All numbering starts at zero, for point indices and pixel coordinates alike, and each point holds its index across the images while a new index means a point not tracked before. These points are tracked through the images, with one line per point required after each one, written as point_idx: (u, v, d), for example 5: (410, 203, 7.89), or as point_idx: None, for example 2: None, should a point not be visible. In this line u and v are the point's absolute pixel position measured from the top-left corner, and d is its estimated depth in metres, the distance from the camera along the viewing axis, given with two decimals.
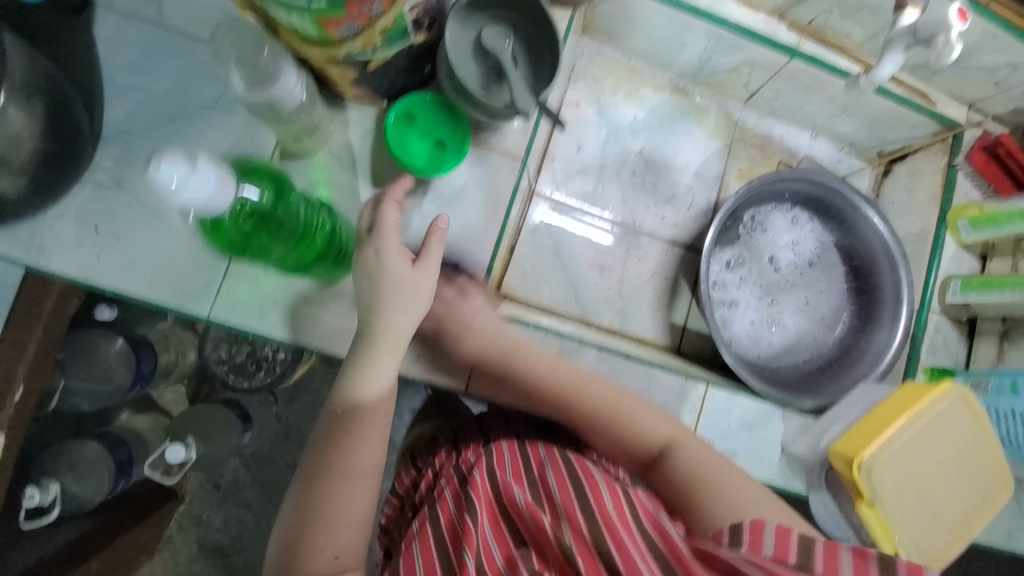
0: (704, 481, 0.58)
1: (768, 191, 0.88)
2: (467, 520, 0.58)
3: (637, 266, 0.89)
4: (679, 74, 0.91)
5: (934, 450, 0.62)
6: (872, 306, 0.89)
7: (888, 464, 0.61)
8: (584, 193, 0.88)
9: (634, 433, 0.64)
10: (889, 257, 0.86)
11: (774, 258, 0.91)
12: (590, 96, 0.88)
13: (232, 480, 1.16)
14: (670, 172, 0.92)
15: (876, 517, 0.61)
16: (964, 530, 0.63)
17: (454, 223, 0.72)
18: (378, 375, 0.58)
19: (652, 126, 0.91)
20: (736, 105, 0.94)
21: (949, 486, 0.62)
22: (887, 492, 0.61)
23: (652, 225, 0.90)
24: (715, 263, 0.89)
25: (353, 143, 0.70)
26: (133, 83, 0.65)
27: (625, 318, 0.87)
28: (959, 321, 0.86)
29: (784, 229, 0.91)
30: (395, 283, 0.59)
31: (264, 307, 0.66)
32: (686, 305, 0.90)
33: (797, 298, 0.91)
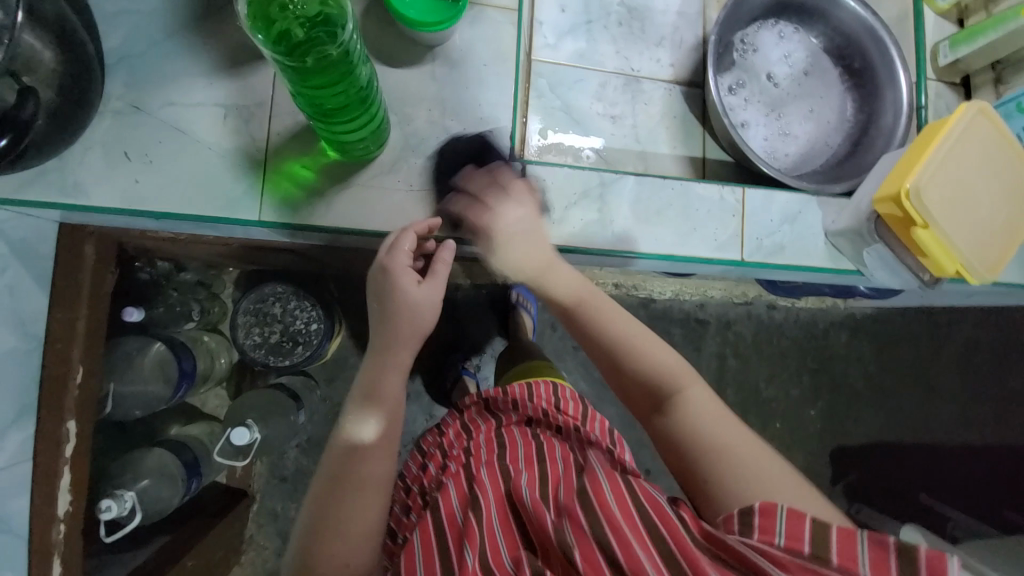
0: (723, 452, 0.52)
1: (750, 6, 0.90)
2: (471, 518, 0.54)
3: (645, 110, 0.91)
4: None
5: (969, 166, 0.66)
6: (872, 93, 0.92)
7: (933, 185, 0.65)
8: (578, 52, 0.89)
9: (657, 372, 0.59)
10: (875, 38, 0.89)
11: (771, 72, 0.94)
12: None
13: (297, 469, 1.09)
14: (654, 15, 0.93)
15: (932, 241, 0.65)
16: (1007, 235, 0.68)
17: (470, 85, 0.74)
18: (396, 378, 0.62)
19: None
20: None
21: (989, 195, 0.67)
22: (939, 211, 0.65)
23: (650, 69, 0.92)
24: (719, 88, 0.91)
25: (352, 27, 0.71)
26: (124, 9, 0.66)
27: (646, 161, 0.90)
28: (955, 84, 0.91)
29: (773, 44, 0.94)
30: (406, 303, 0.61)
31: (312, 197, 0.68)
32: (700, 138, 0.93)
33: (802, 103, 0.94)
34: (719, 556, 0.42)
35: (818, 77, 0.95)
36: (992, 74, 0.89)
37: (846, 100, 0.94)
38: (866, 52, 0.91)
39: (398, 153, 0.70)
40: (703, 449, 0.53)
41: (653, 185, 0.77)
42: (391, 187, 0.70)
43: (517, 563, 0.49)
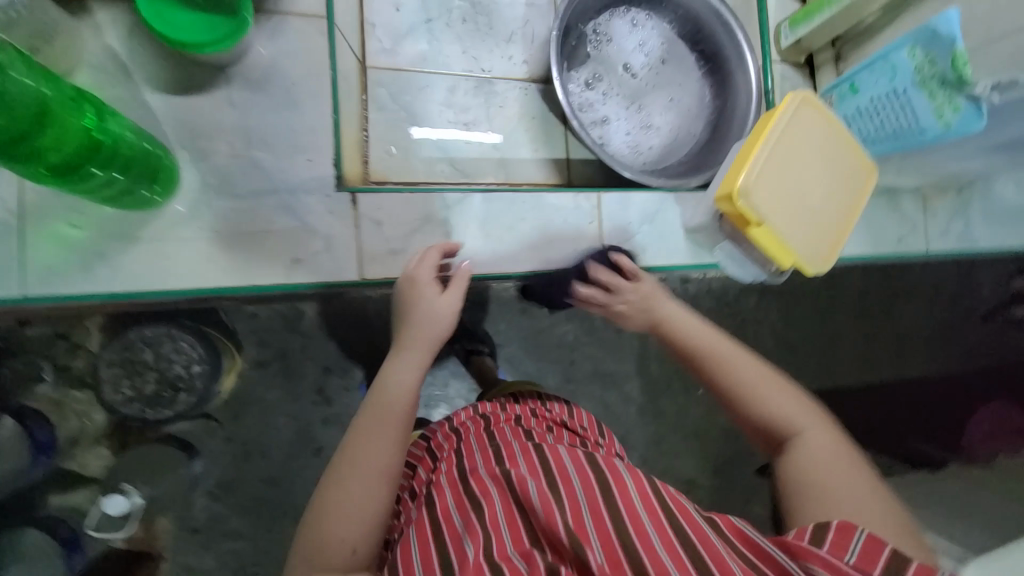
0: (818, 472, 0.47)
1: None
2: (471, 516, 0.45)
3: (502, 113, 0.85)
4: None
5: (796, 158, 0.65)
6: (726, 79, 0.91)
7: (762, 183, 0.64)
8: (420, 56, 0.81)
9: (754, 378, 0.56)
10: (723, 23, 0.87)
11: (627, 64, 0.91)
12: None
13: (209, 517, 0.86)
14: (501, 9, 0.86)
15: (767, 237, 0.65)
16: (841, 221, 0.69)
17: (275, 108, 0.65)
18: (405, 372, 0.56)
19: None
20: None
21: (818, 184, 0.66)
22: (769, 208, 0.64)
23: (502, 69, 0.86)
24: (573, 83, 0.88)
25: (118, 50, 0.62)
26: None
27: (508, 169, 0.85)
28: (800, 63, 0.92)
29: (627, 33, 0.91)
30: (427, 308, 0.61)
31: (90, 259, 0.60)
32: (563, 137, 0.88)
33: (660, 93, 0.92)
34: (761, 569, 0.40)
35: (675, 64, 0.93)
36: (832, 52, 0.89)
37: (703, 85, 0.93)
38: (715, 35, 0.90)
39: (196, 195, 0.63)
40: (795, 481, 0.48)
41: (502, 200, 0.75)
42: (195, 237, 0.62)
43: (527, 560, 0.41)
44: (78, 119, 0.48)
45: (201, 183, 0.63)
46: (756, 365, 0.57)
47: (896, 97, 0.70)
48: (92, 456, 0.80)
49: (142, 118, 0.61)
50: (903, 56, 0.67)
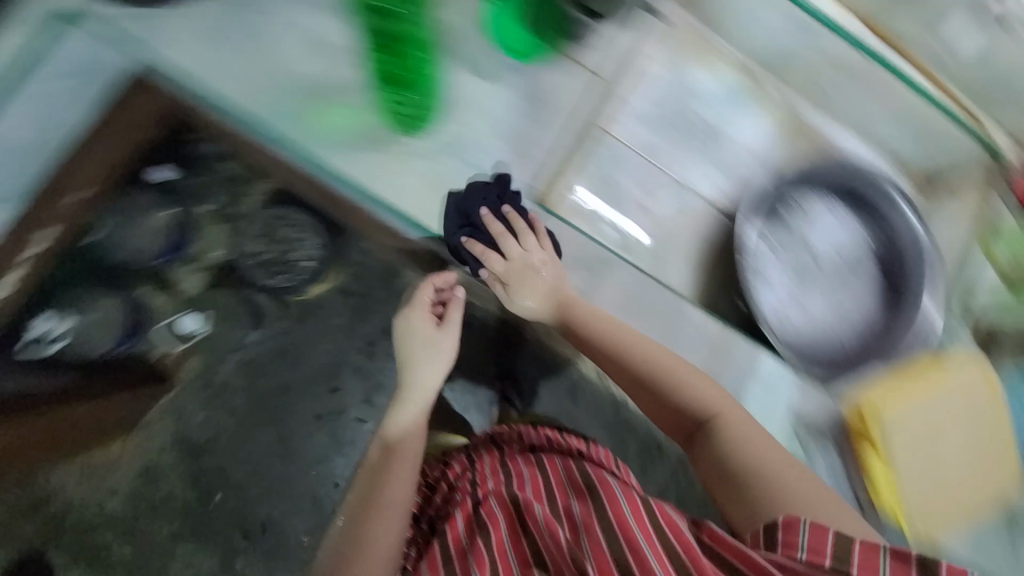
0: (775, 489, 0.71)
1: (809, 176, 0.90)
2: (478, 544, 0.73)
3: (680, 218, 0.91)
4: (749, 55, 0.92)
5: (913, 415, 0.89)
6: (898, 308, 0.91)
7: (900, 426, 0.89)
8: (642, 141, 0.92)
9: (695, 394, 0.79)
10: (920, 257, 0.91)
11: (816, 245, 0.91)
12: (666, 56, 0.92)
13: (223, 381, 1.03)
14: (726, 143, 0.94)
15: (882, 470, 0.90)
16: (953, 496, 0.88)
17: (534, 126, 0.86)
18: (404, 474, 0.77)
19: (716, 98, 0.94)
20: (799, 98, 0.95)
21: (944, 453, 0.89)
22: (897, 445, 0.89)
23: (700, 186, 0.93)
24: (757, 232, 0.89)
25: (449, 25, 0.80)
26: None
27: (657, 264, 0.90)
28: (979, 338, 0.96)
29: (824, 220, 0.92)
30: (423, 339, 0.83)
31: (348, 143, 0.78)
32: (719, 269, 0.91)
33: (832, 286, 0.91)
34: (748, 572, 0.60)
35: (859, 269, 0.92)
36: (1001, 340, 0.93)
37: (875, 303, 0.91)
38: (911, 268, 0.91)
39: (434, 147, 0.83)
40: (730, 472, 0.74)
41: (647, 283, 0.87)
42: (415, 173, 0.81)
43: None
44: (410, 28, 0.73)
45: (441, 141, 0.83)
46: (696, 377, 0.80)
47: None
48: (192, 278, 0.89)
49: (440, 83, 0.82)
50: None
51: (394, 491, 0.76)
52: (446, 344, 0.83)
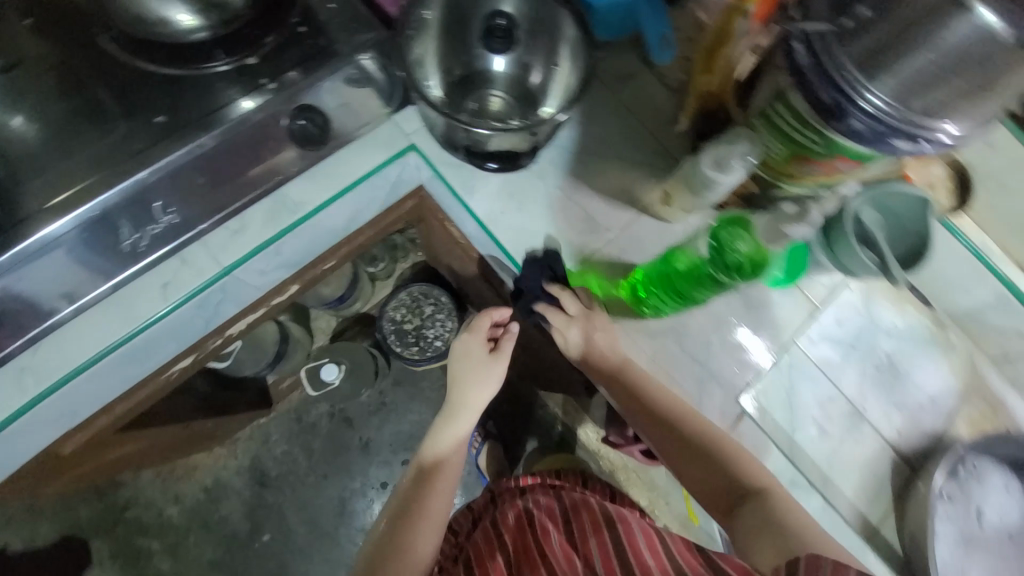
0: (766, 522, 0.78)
1: (993, 445, 0.93)
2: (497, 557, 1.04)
3: (853, 446, 0.92)
4: (945, 311, 0.98)
5: None
6: None
7: None
8: (826, 360, 0.94)
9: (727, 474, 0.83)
10: None
11: (982, 518, 0.90)
12: (862, 287, 0.97)
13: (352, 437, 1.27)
14: (910, 384, 0.96)
15: None
16: None
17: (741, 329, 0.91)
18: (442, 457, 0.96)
19: (904, 338, 0.97)
20: (987, 362, 0.97)
21: None
22: None
23: (877, 420, 0.94)
24: (938, 488, 0.87)
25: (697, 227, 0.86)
26: (580, 121, 0.88)
27: (826, 486, 0.90)
28: None
29: (999, 490, 0.91)
30: (481, 364, 0.95)
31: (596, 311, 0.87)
32: (883, 510, 0.91)
33: (993, 567, 0.89)
34: None
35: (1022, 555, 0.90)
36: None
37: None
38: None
39: (662, 328, 0.88)
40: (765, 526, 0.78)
41: None
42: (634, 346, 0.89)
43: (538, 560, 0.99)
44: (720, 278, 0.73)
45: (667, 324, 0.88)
46: (727, 450, 0.83)
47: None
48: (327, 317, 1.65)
49: None
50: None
51: (437, 506, 0.95)
52: (488, 380, 0.95)
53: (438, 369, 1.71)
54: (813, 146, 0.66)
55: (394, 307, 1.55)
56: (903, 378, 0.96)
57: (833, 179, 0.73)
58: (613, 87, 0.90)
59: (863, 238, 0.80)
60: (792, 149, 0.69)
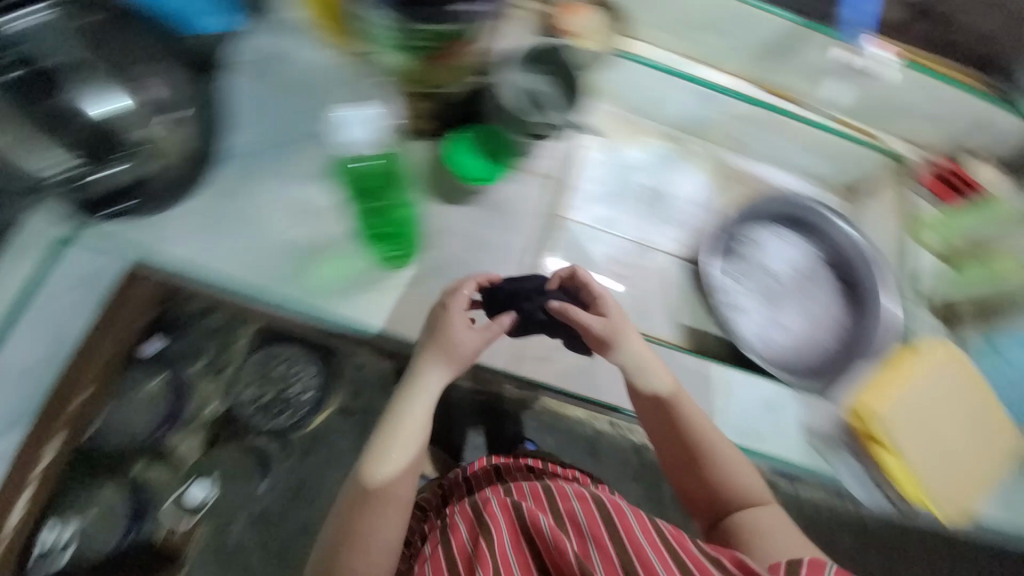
0: (776, 535, 0.76)
1: (756, 213, 1.06)
2: (481, 544, 0.76)
3: (647, 273, 1.03)
4: (672, 126, 1.09)
5: (939, 406, 0.85)
6: (862, 305, 1.00)
7: (904, 415, 0.83)
8: (599, 217, 1.05)
9: (732, 480, 0.80)
10: (868, 261, 1.01)
11: (775, 278, 1.04)
12: (602, 142, 1.08)
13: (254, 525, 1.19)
14: (672, 199, 1.09)
15: (894, 462, 0.82)
16: (968, 479, 0.83)
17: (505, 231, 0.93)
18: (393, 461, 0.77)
19: (653, 165, 1.10)
20: (722, 150, 1.11)
21: (954, 434, 0.84)
22: (909, 442, 0.82)
23: (660, 242, 1.06)
24: (718, 275, 1.02)
25: (414, 165, 0.87)
26: (247, 123, 0.85)
27: (641, 319, 1.00)
28: (941, 317, 1.00)
29: (778, 245, 1.05)
30: (448, 334, 0.78)
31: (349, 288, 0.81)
32: (697, 311, 1.02)
33: (800, 314, 1.02)
34: None
35: (821, 293, 1.04)
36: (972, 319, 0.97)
37: (843, 323, 1.01)
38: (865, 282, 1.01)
39: (426, 270, 0.86)
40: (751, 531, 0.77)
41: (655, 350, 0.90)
42: (408, 299, 0.84)
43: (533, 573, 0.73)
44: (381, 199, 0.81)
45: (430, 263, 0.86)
46: (735, 464, 0.81)
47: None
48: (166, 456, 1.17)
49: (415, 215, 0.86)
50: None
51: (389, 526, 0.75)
52: (434, 391, 0.78)
53: (338, 418, 1.25)
54: (417, 45, 0.68)
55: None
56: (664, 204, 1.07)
57: (468, 61, 0.76)
58: (262, 73, 0.85)
59: (529, 93, 0.82)
60: (414, 56, 0.71)
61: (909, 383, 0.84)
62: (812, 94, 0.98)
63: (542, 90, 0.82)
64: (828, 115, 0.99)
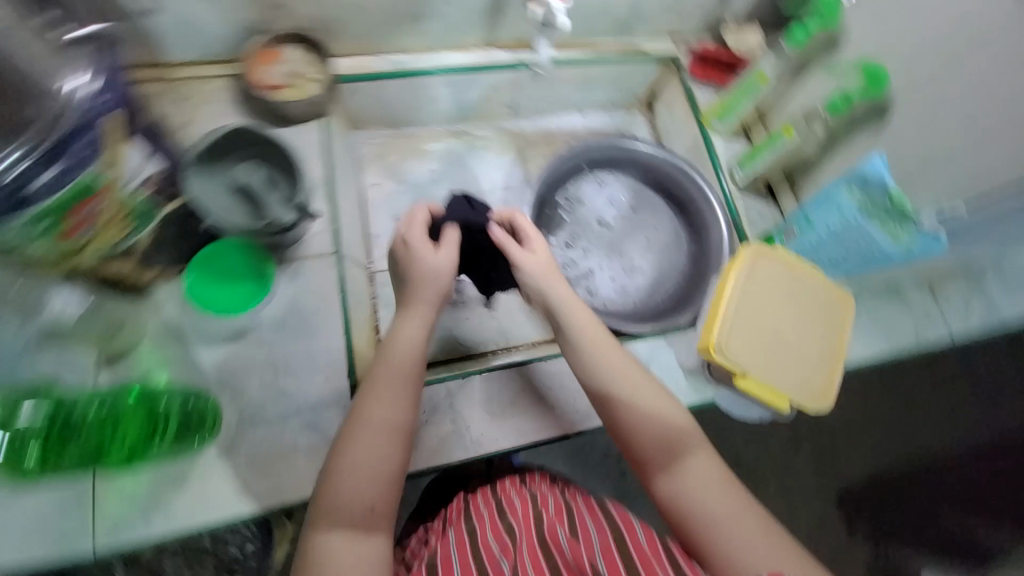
0: (693, 497, 0.57)
1: (564, 172, 0.98)
2: (506, 543, 0.62)
3: None
4: (449, 122, 1.02)
5: (760, 306, 0.69)
6: (692, 212, 0.98)
7: (734, 339, 0.68)
8: None
9: (650, 433, 0.60)
10: (679, 169, 0.97)
11: (618, 231, 1.01)
12: (386, 172, 0.99)
13: None
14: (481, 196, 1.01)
15: (754, 384, 0.67)
16: (829, 356, 0.70)
17: (302, 337, 0.77)
18: (388, 407, 0.58)
19: (447, 171, 1.02)
20: (508, 120, 1.06)
21: (799, 331, 0.70)
22: (749, 360, 0.68)
23: None
24: (557, 248, 0.97)
25: (172, 318, 0.74)
26: None
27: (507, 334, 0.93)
28: (760, 189, 0.98)
29: (597, 193, 1.01)
30: (425, 270, 0.64)
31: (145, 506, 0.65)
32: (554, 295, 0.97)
33: (644, 260, 0.99)
34: None
35: (666, 234, 1.00)
36: (786, 180, 0.96)
37: (686, 259, 0.98)
38: (708, 227, 0.95)
39: (235, 432, 0.70)
40: (673, 510, 0.58)
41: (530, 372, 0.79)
42: (224, 479, 0.68)
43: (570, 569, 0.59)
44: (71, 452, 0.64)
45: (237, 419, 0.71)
46: (661, 408, 0.61)
47: (851, 229, 0.72)
48: None
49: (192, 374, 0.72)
50: (847, 198, 0.70)
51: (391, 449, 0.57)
52: (413, 401, 0.60)
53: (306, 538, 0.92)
54: (36, 228, 0.55)
55: (165, 561, 0.88)
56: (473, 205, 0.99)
57: (129, 203, 0.64)
58: None
59: (241, 193, 0.75)
60: (50, 238, 0.57)
61: (733, 304, 0.69)
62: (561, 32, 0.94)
63: (264, 189, 0.76)
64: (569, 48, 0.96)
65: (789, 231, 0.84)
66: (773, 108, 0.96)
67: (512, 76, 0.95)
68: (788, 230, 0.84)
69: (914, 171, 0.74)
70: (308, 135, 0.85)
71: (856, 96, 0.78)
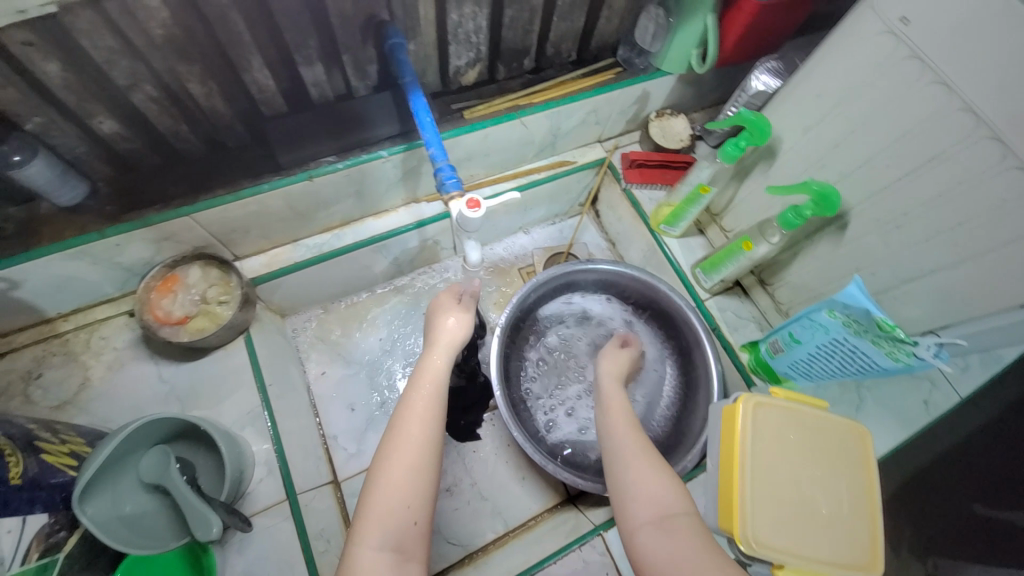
0: (669, 552, 0.50)
1: (553, 292, 0.94)
2: None
3: None
4: (528, 214, 1.04)
5: (782, 454, 0.61)
6: (668, 325, 0.92)
7: (759, 513, 0.58)
8: None
9: (644, 502, 0.55)
10: (647, 286, 0.91)
11: (593, 330, 0.97)
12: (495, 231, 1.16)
13: None
14: None
15: (793, 574, 0.56)
16: (860, 503, 0.61)
17: (392, 329, 0.96)
18: (459, 323, 0.66)
19: (541, 232, 1.10)
20: (578, 207, 1.09)
21: (814, 485, 0.60)
22: (783, 544, 0.57)
23: None
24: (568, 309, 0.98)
25: None
26: None
27: None
28: (729, 288, 0.89)
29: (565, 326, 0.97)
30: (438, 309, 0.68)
31: None
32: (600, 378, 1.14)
33: (679, 376, 0.91)
34: None
35: (649, 355, 0.95)
36: (755, 277, 0.87)
37: (672, 400, 0.91)
38: (690, 347, 0.88)
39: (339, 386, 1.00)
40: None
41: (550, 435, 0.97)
42: None
43: None
44: None
45: (319, 368, 0.91)
46: (654, 482, 0.57)
47: (839, 345, 0.67)
48: None
49: (301, 322, 0.93)
50: (825, 316, 0.65)
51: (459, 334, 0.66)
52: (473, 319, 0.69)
53: None
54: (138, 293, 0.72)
55: None
56: (562, 257, 1.07)
57: (301, 264, 0.82)
58: None
59: None
60: (219, 272, 0.77)
61: (746, 464, 0.60)
62: (590, 154, 0.98)
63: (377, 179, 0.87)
64: (630, 190, 0.96)
65: (772, 342, 0.77)
66: (721, 207, 0.88)
67: (562, 184, 0.99)
68: (771, 341, 0.77)
69: (888, 263, 0.65)
70: (344, 236, 0.84)
71: (805, 212, 0.66)
